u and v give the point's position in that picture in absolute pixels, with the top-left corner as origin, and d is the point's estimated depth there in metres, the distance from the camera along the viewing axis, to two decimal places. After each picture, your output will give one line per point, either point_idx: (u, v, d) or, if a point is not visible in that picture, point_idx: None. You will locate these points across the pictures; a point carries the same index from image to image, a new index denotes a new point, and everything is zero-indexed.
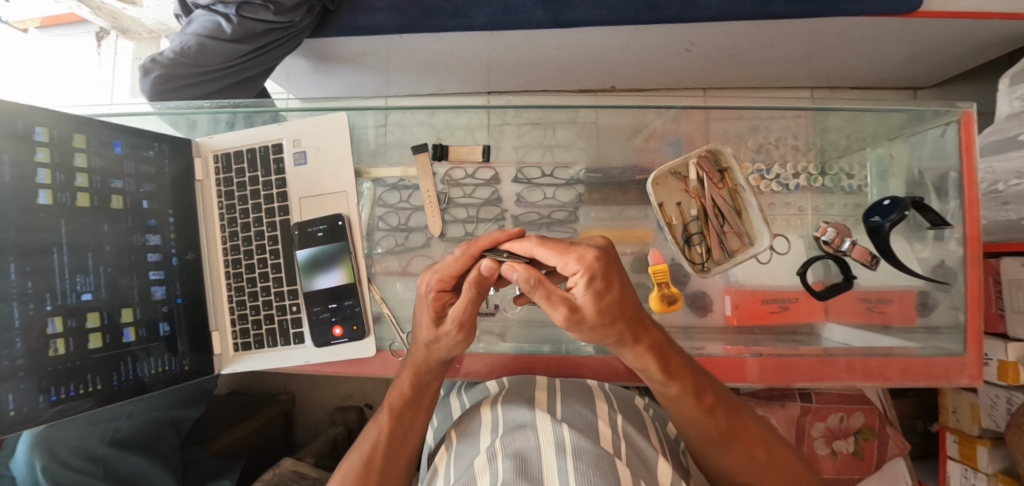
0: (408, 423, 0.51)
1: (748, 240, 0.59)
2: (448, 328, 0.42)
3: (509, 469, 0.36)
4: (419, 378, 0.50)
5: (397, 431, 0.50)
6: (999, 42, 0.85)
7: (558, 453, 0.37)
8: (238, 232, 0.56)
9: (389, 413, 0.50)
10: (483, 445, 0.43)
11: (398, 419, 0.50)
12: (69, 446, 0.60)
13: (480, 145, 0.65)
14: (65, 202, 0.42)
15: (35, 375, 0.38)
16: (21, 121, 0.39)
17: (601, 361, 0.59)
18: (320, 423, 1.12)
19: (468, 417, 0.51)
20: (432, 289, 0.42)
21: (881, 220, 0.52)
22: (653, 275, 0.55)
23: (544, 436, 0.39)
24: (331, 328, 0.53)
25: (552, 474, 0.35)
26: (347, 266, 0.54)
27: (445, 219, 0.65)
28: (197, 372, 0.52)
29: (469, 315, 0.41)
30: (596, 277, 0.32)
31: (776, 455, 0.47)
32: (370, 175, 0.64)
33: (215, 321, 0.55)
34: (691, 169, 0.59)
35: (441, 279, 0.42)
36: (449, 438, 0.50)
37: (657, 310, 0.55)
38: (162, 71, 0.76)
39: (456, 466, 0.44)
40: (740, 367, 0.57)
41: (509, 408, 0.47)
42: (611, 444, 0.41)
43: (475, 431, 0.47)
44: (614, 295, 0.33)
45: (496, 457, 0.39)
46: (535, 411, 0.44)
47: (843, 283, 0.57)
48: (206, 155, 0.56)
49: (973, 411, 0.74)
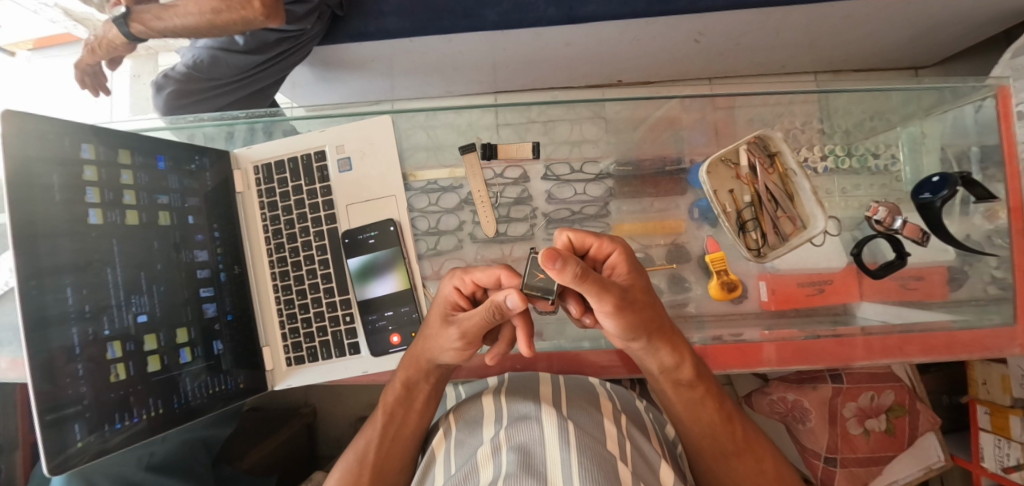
0: (404, 426, 0.50)
1: (800, 224, 0.58)
2: (453, 333, 0.40)
3: (512, 461, 0.35)
4: (412, 377, 0.48)
5: (389, 430, 0.49)
6: (1001, 18, 0.87)
7: (562, 446, 0.36)
8: (284, 244, 0.55)
9: (382, 412, 0.50)
10: (484, 435, 0.42)
11: (391, 416, 0.49)
12: (107, 475, 0.63)
13: (529, 142, 0.64)
14: (115, 221, 0.41)
15: (99, 403, 0.37)
16: (68, 138, 0.38)
17: (603, 356, 0.59)
18: (343, 434, 1.08)
19: (467, 402, 0.50)
20: (451, 289, 0.41)
21: (932, 196, 0.53)
22: (711, 263, 0.58)
23: (548, 427, 0.38)
24: (387, 336, 0.52)
25: (556, 467, 0.34)
26: (402, 271, 0.54)
27: (496, 218, 0.64)
28: (252, 389, 0.52)
29: (479, 331, 0.39)
30: (628, 262, 0.39)
31: (782, 476, 0.48)
32: (416, 177, 0.64)
33: (265, 336, 0.54)
34: (741, 156, 0.58)
35: (461, 288, 0.41)
36: (447, 423, 0.49)
37: (716, 296, 0.59)
38: (175, 86, 0.78)
39: (456, 454, 0.43)
40: (757, 352, 0.57)
41: (512, 399, 0.46)
42: (617, 445, 0.40)
43: (477, 419, 0.46)
44: (642, 279, 0.39)
45: (499, 449, 0.38)
46: (542, 405, 0.43)
47: (898, 260, 0.55)
48: (246, 167, 0.56)
49: (1004, 382, 0.75)
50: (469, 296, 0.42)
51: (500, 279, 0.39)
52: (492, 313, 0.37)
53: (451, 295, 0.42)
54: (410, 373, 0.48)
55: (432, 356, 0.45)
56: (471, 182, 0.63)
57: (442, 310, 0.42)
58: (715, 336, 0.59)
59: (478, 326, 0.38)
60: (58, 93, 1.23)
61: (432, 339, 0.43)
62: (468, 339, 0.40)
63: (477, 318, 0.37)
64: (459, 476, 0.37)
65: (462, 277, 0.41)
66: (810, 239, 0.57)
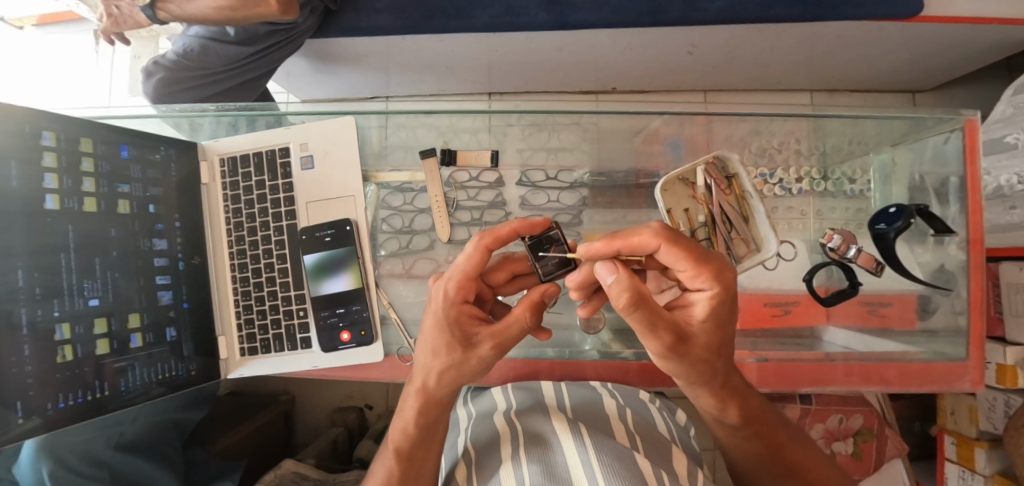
0: (421, 465, 0.41)
1: (754, 246, 0.56)
2: (487, 351, 0.33)
3: (536, 474, 0.33)
4: (427, 415, 0.39)
5: (409, 472, 0.40)
6: (997, 48, 0.86)
7: (579, 448, 0.35)
8: (244, 236, 0.57)
9: (395, 454, 0.40)
10: (501, 454, 0.40)
11: (407, 460, 0.40)
12: (76, 452, 0.61)
13: (489, 150, 0.64)
14: (72, 207, 0.43)
15: (45, 383, 0.38)
16: (30, 125, 0.40)
17: (607, 365, 0.58)
18: (320, 424, 1.11)
19: (481, 428, 0.48)
20: (454, 304, 0.32)
21: (887, 227, 0.53)
22: None
23: (562, 436, 0.37)
24: (338, 333, 0.55)
25: (579, 471, 0.32)
26: (356, 271, 0.55)
27: (454, 220, 0.64)
28: (204, 376, 0.54)
29: (514, 339, 0.34)
30: (730, 299, 0.29)
31: None
32: (376, 179, 0.63)
33: (220, 325, 0.56)
34: (699, 175, 0.56)
35: (460, 287, 0.32)
36: (467, 449, 0.46)
37: None
38: (163, 73, 0.79)
39: (480, 475, 0.40)
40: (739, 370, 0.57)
41: (523, 415, 0.45)
42: (626, 438, 0.40)
43: (492, 439, 0.44)
44: (717, 336, 0.30)
45: (521, 462, 0.36)
46: (552, 418, 0.42)
47: (850, 289, 0.56)
48: (212, 158, 0.57)
49: (971, 413, 0.76)
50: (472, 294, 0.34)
51: (490, 246, 0.31)
52: (533, 315, 0.33)
53: (456, 309, 0.32)
54: (420, 413, 0.39)
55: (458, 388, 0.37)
56: (430, 187, 0.63)
57: (450, 332, 0.32)
58: None
59: (518, 338, 0.34)
60: (57, 69, 1.24)
61: (454, 370, 0.34)
62: (501, 349, 0.33)
63: (516, 326, 0.33)
64: None
65: (457, 281, 0.31)
66: (762, 261, 0.56)
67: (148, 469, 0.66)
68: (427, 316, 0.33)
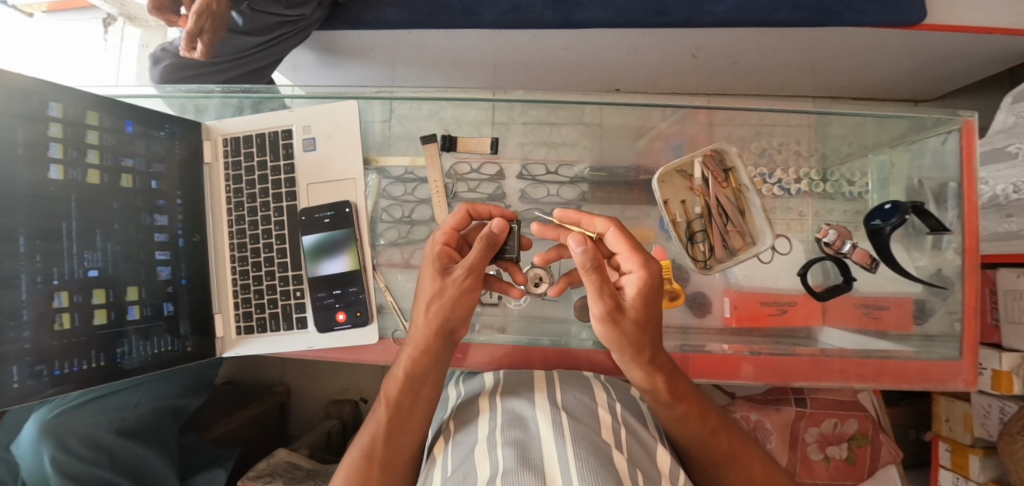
0: (413, 419, 0.45)
1: (749, 239, 0.57)
2: (457, 274, 0.43)
3: (509, 458, 0.33)
4: (414, 356, 0.44)
5: (394, 423, 0.44)
6: (999, 58, 0.86)
7: (557, 439, 0.35)
8: (245, 216, 0.57)
9: (386, 402, 0.44)
10: (480, 433, 0.40)
11: (397, 410, 0.44)
12: (78, 436, 0.62)
13: (489, 138, 0.64)
14: (76, 179, 0.45)
15: (40, 348, 0.41)
16: (37, 96, 0.42)
17: (600, 354, 0.58)
18: (314, 416, 1.10)
19: (466, 406, 0.48)
20: (439, 243, 0.45)
21: (882, 223, 0.55)
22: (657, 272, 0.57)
23: (543, 425, 0.37)
24: (334, 314, 0.55)
25: (553, 462, 0.32)
26: (353, 252, 0.56)
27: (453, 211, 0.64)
28: (199, 354, 0.54)
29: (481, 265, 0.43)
30: (654, 284, 0.39)
31: None
32: (377, 163, 0.63)
33: (218, 303, 0.57)
34: (696, 168, 0.57)
35: (445, 235, 0.46)
36: (445, 426, 0.46)
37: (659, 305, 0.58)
38: (172, 61, 0.82)
39: (453, 454, 0.40)
40: (737, 365, 0.57)
41: (508, 398, 0.45)
42: (611, 434, 0.39)
43: (474, 421, 0.44)
44: (649, 308, 0.39)
45: (495, 446, 0.36)
46: (535, 403, 0.42)
47: (844, 285, 0.57)
48: (217, 138, 0.58)
49: (966, 420, 0.76)
50: (454, 246, 0.47)
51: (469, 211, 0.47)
52: (490, 250, 0.43)
53: (440, 249, 0.45)
54: (420, 353, 0.44)
55: (441, 327, 0.44)
56: (430, 173, 0.63)
57: (435, 263, 0.44)
58: (680, 347, 0.58)
59: (481, 268, 0.43)
60: (67, 55, 1.25)
61: (433, 298, 0.43)
62: (470, 276, 0.43)
63: (478, 255, 0.42)
64: (456, 477, 0.35)
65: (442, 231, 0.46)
66: (758, 255, 0.57)
67: (147, 458, 0.66)
68: (424, 261, 0.46)
